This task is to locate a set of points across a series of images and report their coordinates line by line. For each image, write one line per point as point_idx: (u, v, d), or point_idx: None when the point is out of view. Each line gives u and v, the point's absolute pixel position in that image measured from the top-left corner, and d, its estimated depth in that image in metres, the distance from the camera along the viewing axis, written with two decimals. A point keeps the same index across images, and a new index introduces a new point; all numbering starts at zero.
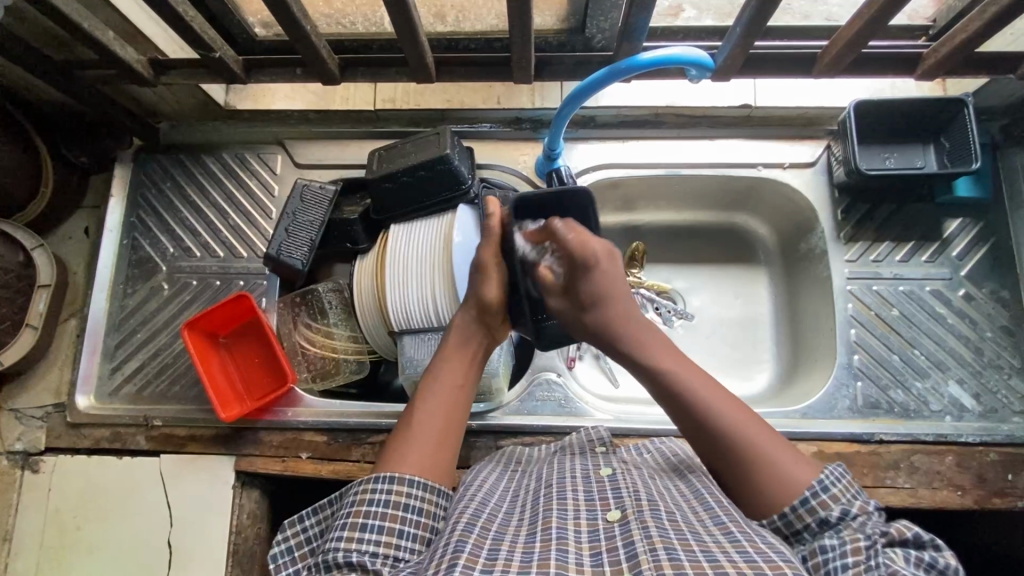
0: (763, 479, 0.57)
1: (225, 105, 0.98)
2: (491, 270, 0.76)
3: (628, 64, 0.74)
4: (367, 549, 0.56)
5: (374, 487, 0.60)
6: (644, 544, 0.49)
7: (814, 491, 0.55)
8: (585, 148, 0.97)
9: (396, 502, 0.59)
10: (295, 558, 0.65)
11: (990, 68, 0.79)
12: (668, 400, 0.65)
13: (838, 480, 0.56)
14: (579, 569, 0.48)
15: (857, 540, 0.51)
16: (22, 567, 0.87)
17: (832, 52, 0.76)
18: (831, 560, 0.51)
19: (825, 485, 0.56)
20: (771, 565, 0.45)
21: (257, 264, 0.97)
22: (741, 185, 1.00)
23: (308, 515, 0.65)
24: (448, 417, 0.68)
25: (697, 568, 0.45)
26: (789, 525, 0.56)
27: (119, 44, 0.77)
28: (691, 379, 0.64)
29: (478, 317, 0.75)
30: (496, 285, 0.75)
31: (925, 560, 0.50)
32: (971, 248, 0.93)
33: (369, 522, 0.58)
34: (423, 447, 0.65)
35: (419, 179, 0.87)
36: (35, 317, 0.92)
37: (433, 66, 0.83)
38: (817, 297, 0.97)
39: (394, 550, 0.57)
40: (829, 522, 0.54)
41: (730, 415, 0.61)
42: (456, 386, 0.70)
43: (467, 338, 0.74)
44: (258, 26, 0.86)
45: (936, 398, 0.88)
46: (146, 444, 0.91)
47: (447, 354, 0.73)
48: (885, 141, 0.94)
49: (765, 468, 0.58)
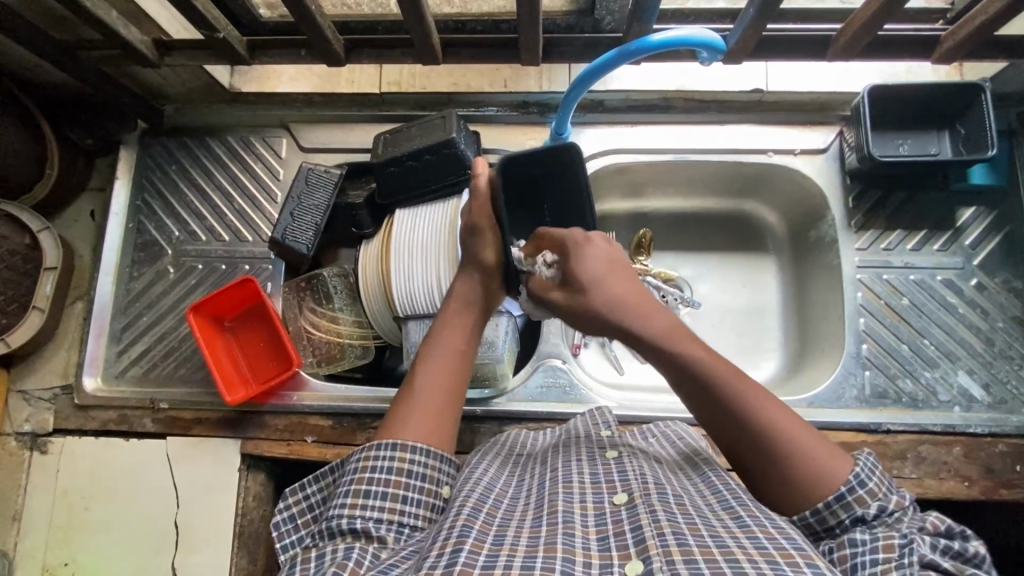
0: (796, 474, 0.55)
1: (230, 87, 0.97)
2: (486, 232, 0.76)
3: (637, 45, 0.72)
4: (370, 515, 0.56)
5: (377, 453, 0.59)
6: (652, 529, 0.48)
7: (850, 487, 0.53)
8: (593, 132, 0.96)
9: (399, 468, 0.59)
10: (298, 525, 0.64)
11: (1009, 53, 0.77)
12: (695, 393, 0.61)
13: (873, 471, 0.54)
14: (586, 555, 0.48)
15: (890, 537, 0.49)
16: (32, 546, 0.89)
17: (847, 36, 0.75)
18: (861, 555, 0.49)
19: (861, 479, 0.54)
20: (782, 553, 0.44)
21: (262, 249, 0.97)
22: (752, 172, 0.98)
23: (310, 482, 0.65)
24: (451, 383, 0.67)
25: (706, 553, 0.45)
26: (823, 520, 0.54)
27: (123, 25, 0.76)
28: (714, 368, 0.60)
29: (481, 280, 0.75)
30: (492, 247, 0.75)
31: (954, 550, 0.49)
32: (984, 237, 0.92)
33: (372, 489, 0.58)
34: (426, 410, 0.64)
35: (425, 164, 0.86)
36: (42, 299, 0.92)
37: (438, 48, 0.82)
38: (826, 286, 0.96)
39: (398, 516, 0.57)
40: (863, 519, 0.52)
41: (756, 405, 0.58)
42: (457, 351, 0.69)
43: (468, 302, 0.74)
44: (264, 7, 0.84)
45: (945, 388, 0.88)
46: (153, 426, 0.91)
47: (449, 316, 0.72)
48: (898, 128, 0.92)
49: (802, 458, 0.55)
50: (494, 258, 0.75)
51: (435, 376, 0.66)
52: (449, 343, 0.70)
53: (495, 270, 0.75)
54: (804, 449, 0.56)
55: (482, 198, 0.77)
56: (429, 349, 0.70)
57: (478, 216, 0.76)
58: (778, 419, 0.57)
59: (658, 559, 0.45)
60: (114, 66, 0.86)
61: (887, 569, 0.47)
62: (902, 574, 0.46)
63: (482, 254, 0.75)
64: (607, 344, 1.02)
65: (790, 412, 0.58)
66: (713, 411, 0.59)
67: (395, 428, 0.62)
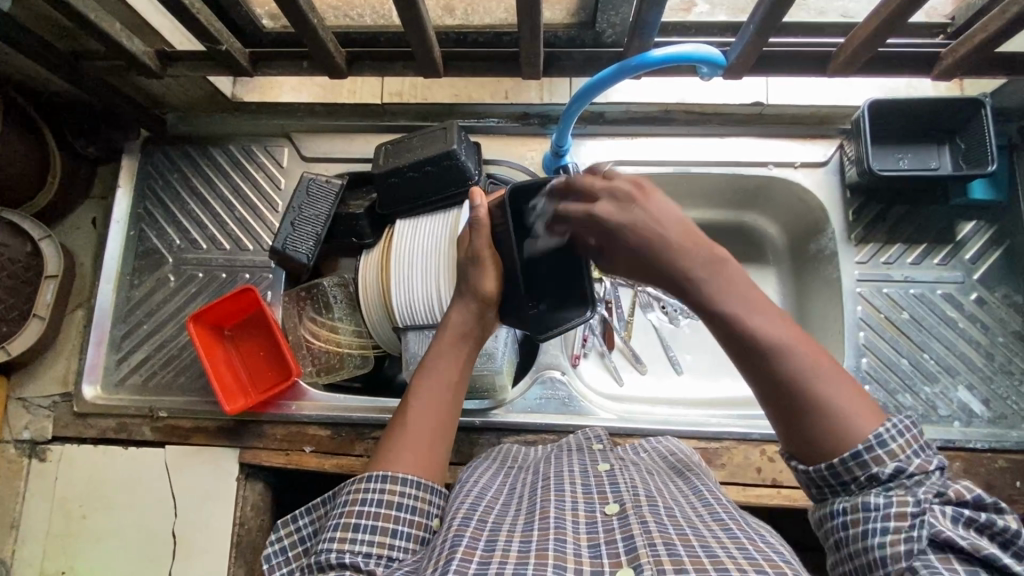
0: (820, 421, 0.50)
1: (232, 96, 1.00)
2: (488, 264, 0.73)
3: (638, 61, 0.72)
4: (360, 550, 0.55)
5: (367, 487, 0.59)
6: (643, 539, 0.48)
7: (869, 445, 0.49)
8: (594, 145, 0.96)
9: (389, 501, 0.58)
10: (289, 557, 0.63)
11: (1008, 69, 0.77)
12: (722, 331, 0.55)
13: (901, 433, 0.49)
14: (578, 561, 0.47)
15: (905, 502, 0.46)
16: (28, 555, 0.88)
17: (849, 50, 0.75)
18: (874, 520, 0.47)
19: (882, 438, 0.49)
20: (769, 564, 0.44)
21: (263, 258, 0.97)
22: (752, 185, 0.98)
23: (302, 514, 0.64)
24: (444, 417, 0.66)
25: (697, 564, 0.44)
26: (836, 475, 0.50)
27: (125, 36, 0.76)
28: (748, 304, 0.54)
29: (476, 311, 0.72)
30: (494, 276, 0.72)
31: (980, 522, 0.45)
32: (985, 251, 0.92)
33: (360, 523, 0.56)
34: (419, 445, 0.64)
35: (426, 175, 0.87)
36: (42, 308, 0.92)
37: (441, 61, 0.82)
38: (827, 299, 0.96)
39: (387, 550, 0.56)
40: (879, 479, 0.48)
41: (770, 329, 0.53)
42: (450, 385, 0.69)
43: (464, 334, 0.72)
44: (265, 17, 0.84)
45: (945, 403, 0.87)
46: (151, 435, 0.91)
47: (442, 347, 0.71)
48: (898, 142, 0.92)
49: (827, 397, 0.50)
50: (495, 290, 0.73)
51: (427, 410, 0.66)
52: (442, 377, 0.69)
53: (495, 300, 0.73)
54: (831, 387, 0.51)
55: (484, 228, 0.74)
56: (422, 382, 0.69)
57: (479, 248, 0.73)
58: (801, 356, 0.52)
59: (648, 568, 0.44)
60: (116, 76, 0.87)
61: (896, 542, 0.45)
62: (909, 548, 0.44)
63: (483, 284, 0.72)
64: (606, 355, 1.02)
65: (824, 353, 0.53)
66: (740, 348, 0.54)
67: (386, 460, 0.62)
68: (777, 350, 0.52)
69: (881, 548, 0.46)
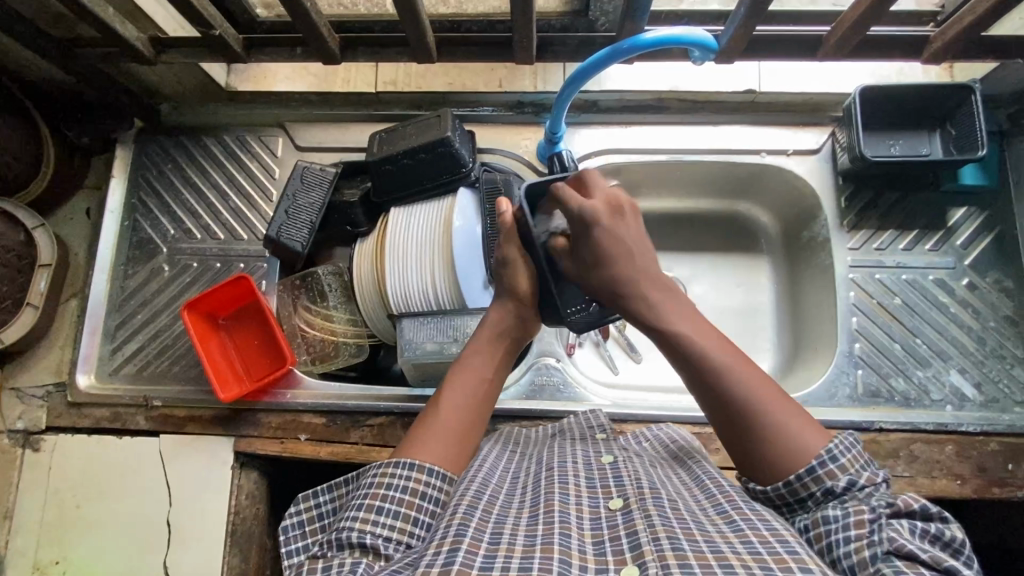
0: (770, 447, 0.55)
1: (226, 86, 0.98)
2: (518, 264, 0.74)
3: (629, 43, 0.72)
4: (381, 533, 0.54)
5: (395, 471, 0.58)
6: (647, 534, 0.48)
7: (821, 461, 0.53)
8: (586, 133, 0.97)
9: (414, 490, 0.57)
10: (306, 532, 0.63)
11: (998, 53, 0.78)
12: (679, 360, 0.61)
13: (848, 449, 0.53)
14: (582, 558, 0.48)
15: (862, 511, 0.49)
16: (21, 546, 0.88)
17: (838, 35, 0.75)
18: (835, 532, 0.49)
19: (833, 454, 0.53)
20: (775, 559, 0.44)
21: (257, 247, 0.97)
22: (744, 173, 0.99)
23: (323, 491, 0.63)
24: (476, 410, 0.66)
25: (701, 559, 0.44)
26: (793, 491, 0.54)
27: (119, 21, 0.76)
28: (707, 341, 0.60)
29: (514, 310, 0.73)
30: (526, 279, 0.73)
31: (931, 533, 0.48)
32: (976, 237, 0.93)
33: (384, 507, 0.55)
34: (449, 431, 0.63)
35: (420, 162, 0.87)
36: (36, 297, 0.92)
37: (433, 44, 0.82)
38: (819, 286, 0.96)
39: (407, 537, 0.55)
40: (834, 492, 0.52)
41: (721, 354, 0.59)
42: (483, 380, 0.68)
43: (501, 331, 0.72)
44: (260, 7, 0.85)
45: (937, 387, 0.88)
46: (146, 424, 0.91)
47: (479, 342, 0.71)
48: (889, 129, 0.93)
49: (779, 428, 0.55)
50: (529, 289, 0.74)
51: (461, 395, 0.66)
52: (476, 370, 0.69)
53: (530, 301, 0.73)
54: (782, 420, 0.55)
55: (511, 234, 0.75)
56: (456, 373, 0.69)
57: (508, 249, 0.74)
58: (750, 380, 0.57)
59: (653, 565, 0.45)
60: (110, 64, 0.87)
61: (859, 548, 0.47)
62: (873, 552, 0.46)
63: (516, 284, 0.73)
64: (601, 343, 1.02)
65: (779, 392, 0.57)
66: (694, 377, 0.60)
67: (414, 447, 0.61)
68: (726, 375, 0.58)
69: (847, 558, 0.48)
